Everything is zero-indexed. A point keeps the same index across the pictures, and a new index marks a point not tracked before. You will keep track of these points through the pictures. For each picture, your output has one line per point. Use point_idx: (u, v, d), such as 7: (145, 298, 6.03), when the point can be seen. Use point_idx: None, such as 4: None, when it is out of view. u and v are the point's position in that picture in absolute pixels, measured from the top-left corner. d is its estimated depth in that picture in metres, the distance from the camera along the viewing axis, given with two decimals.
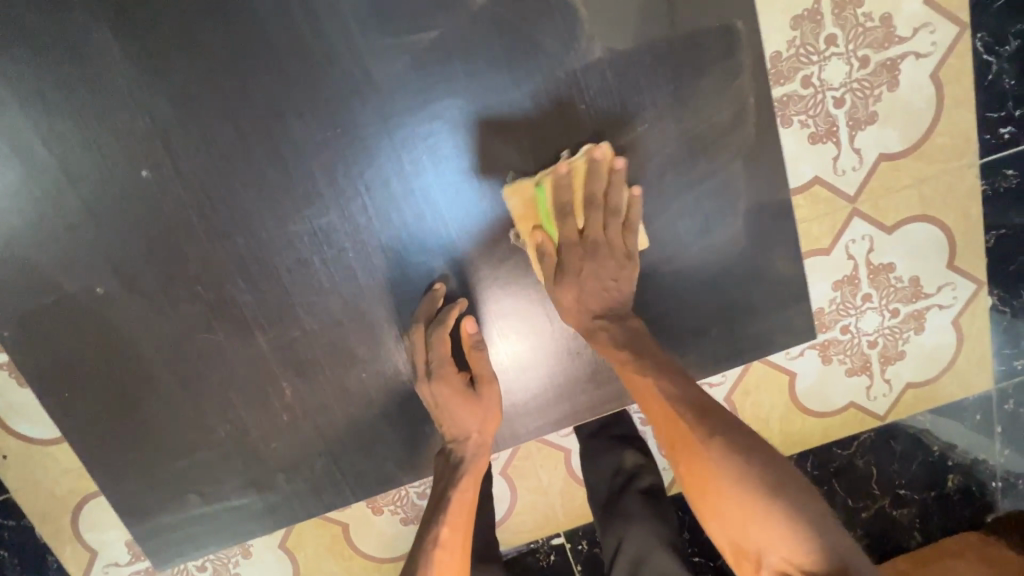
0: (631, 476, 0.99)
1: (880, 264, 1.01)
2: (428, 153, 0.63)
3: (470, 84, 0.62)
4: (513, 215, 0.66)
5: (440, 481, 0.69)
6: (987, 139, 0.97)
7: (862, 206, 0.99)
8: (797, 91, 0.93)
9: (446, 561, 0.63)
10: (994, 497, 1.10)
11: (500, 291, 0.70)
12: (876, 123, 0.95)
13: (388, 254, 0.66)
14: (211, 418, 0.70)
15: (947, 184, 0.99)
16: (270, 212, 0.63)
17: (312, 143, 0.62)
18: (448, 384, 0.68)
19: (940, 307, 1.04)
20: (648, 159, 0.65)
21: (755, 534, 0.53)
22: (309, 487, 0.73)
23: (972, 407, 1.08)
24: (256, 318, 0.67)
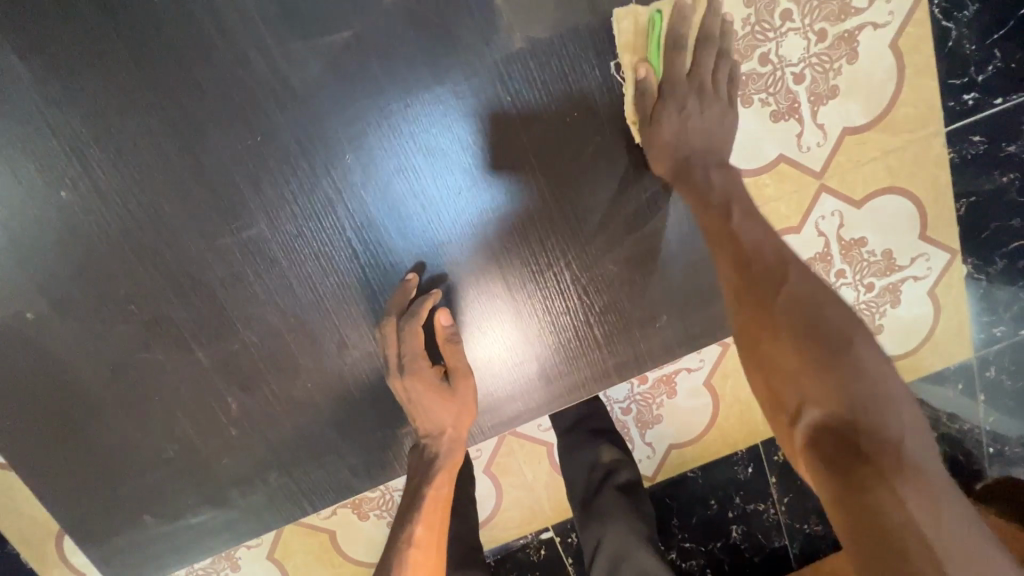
0: (608, 472, 0.97)
1: (851, 240, 1.00)
2: (360, 155, 0.62)
3: (389, 83, 0.60)
4: (619, 40, 0.62)
5: (415, 477, 0.73)
6: (952, 106, 0.96)
7: (830, 181, 0.97)
8: (756, 69, 0.91)
9: (420, 559, 0.68)
10: (982, 465, 1.11)
11: (459, 289, 0.69)
12: (839, 98, 0.94)
13: (321, 261, 0.65)
14: (158, 437, 0.69)
15: (911, 156, 0.97)
16: (197, 226, 0.63)
17: (231, 153, 0.61)
18: (421, 379, 0.69)
19: (914, 279, 1.03)
20: (582, 148, 0.65)
21: (801, 384, 0.51)
22: (265, 500, 0.73)
23: (955, 375, 1.08)
24: (196, 333, 0.66)
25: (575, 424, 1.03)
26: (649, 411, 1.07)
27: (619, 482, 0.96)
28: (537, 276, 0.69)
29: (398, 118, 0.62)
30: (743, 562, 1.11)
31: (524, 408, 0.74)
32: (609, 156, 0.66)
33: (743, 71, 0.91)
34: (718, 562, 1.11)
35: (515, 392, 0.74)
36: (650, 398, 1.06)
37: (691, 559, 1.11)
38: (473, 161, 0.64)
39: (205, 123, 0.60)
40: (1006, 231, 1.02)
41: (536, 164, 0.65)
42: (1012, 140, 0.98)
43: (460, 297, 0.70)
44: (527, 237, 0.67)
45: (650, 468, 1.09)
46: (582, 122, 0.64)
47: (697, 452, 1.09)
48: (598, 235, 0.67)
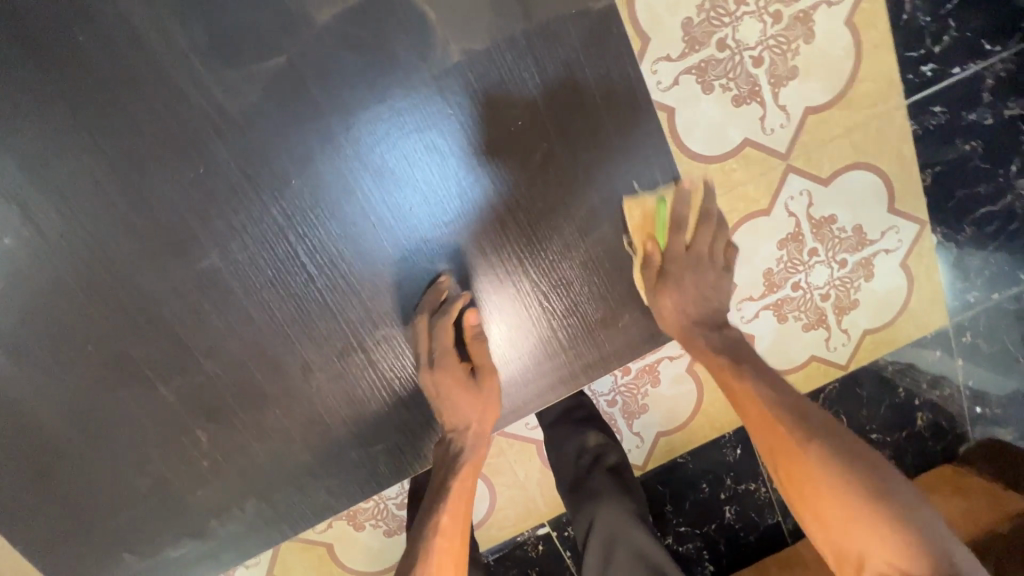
0: (597, 456, 0.98)
1: (821, 218, 1.01)
2: (305, 177, 0.62)
3: (330, 105, 0.60)
4: (634, 224, 0.69)
5: (440, 469, 0.71)
6: (911, 79, 0.96)
7: (796, 162, 0.98)
8: (714, 55, 0.92)
9: (446, 547, 0.66)
10: (964, 428, 1.12)
11: (476, 288, 0.69)
12: (797, 79, 0.94)
13: (278, 288, 0.64)
14: (129, 474, 0.69)
15: (872, 131, 0.98)
16: (147, 262, 0.62)
17: (176, 187, 0.60)
18: (450, 372, 0.70)
19: (886, 252, 1.04)
20: (534, 154, 0.65)
21: (856, 538, 0.57)
22: (244, 528, 0.73)
23: (933, 343, 1.09)
24: (158, 369, 0.66)
25: (561, 416, 1.02)
26: (634, 402, 1.08)
27: (610, 463, 0.98)
28: (528, 267, 0.69)
29: (338, 136, 0.61)
30: (739, 542, 1.12)
31: (540, 396, 0.75)
32: (563, 157, 0.65)
33: (700, 59, 0.91)
34: (715, 544, 1.12)
35: (529, 381, 0.74)
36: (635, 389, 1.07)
37: (687, 542, 1.12)
38: (431, 175, 0.64)
39: (148, 157, 0.59)
40: (972, 198, 1.03)
41: (486, 175, 0.65)
42: (971, 109, 0.99)
43: (481, 296, 0.70)
44: (493, 241, 0.67)
45: (640, 457, 1.11)
46: (533, 126, 0.64)
47: (685, 438, 1.10)
48: (555, 239, 0.68)
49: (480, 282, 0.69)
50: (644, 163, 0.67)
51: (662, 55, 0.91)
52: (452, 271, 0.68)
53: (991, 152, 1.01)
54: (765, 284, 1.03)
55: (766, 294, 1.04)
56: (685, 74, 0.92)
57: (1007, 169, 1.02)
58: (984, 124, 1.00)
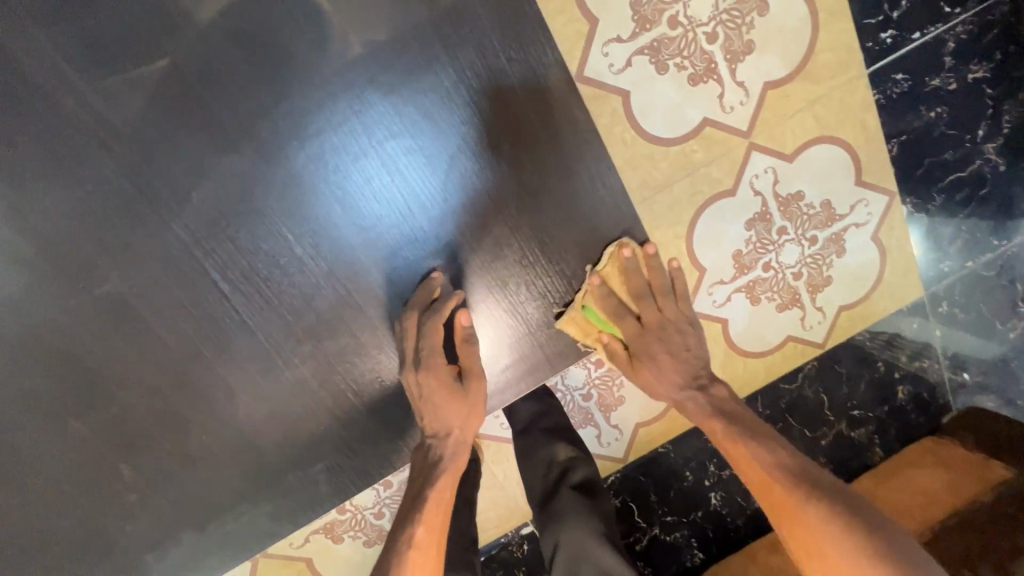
0: (564, 470, 0.94)
1: (787, 195, 0.97)
2: (207, 188, 0.57)
3: (227, 109, 0.55)
4: (576, 337, 0.72)
5: (418, 478, 0.67)
6: (871, 47, 0.93)
7: (758, 140, 0.94)
8: (666, 34, 0.87)
9: (419, 562, 0.61)
10: (946, 399, 1.10)
11: (457, 280, 0.66)
12: (754, 53, 0.90)
13: (190, 309, 0.60)
14: (48, 517, 0.64)
15: (833, 104, 0.94)
16: (47, 290, 0.58)
17: (65, 208, 0.56)
18: (436, 375, 0.65)
19: (857, 226, 1.01)
20: (464, 151, 0.61)
21: None
22: (183, 560, 0.69)
23: (908, 316, 1.07)
24: (70, 402, 0.61)
25: (530, 426, 0.98)
26: (610, 395, 1.04)
27: (576, 480, 0.94)
28: (491, 249, 0.65)
29: (238, 139, 0.56)
30: (727, 529, 1.07)
31: (520, 376, 0.72)
32: (490, 154, 0.62)
33: (652, 38, 0.86)
34: (703, 532, 1.07)
35: (514, 374, 0.72)
36: (609, 382, 1.02)
37: (674, 531, 1.07)
38: (356, 173, 0.60)
39: (32, 178, 0.55)
40: (940, 165, 0.99)
41: (407, 175, 0.61)
42: (935, 74, 0.95)
43: (469, 284, 0.67)
44: (424, 241, 0.64)
45: (619, 449, 1.07)
46: (459, 119, 0.60)
47: (664, 427, 1.06)
48: (489, 236, 0.65)
49: (472, 272, 0.66)
50: (581, 153, 0.64)
51: (612, 36, 0.86)
52: (407, 251, 0.64)
53: (957, 117, 0.98)
54: (734, 267, 1.00)
55: (737, 277, 1.01)
56: (638, 55, 0.88)
57: (974, 134, 0.99)
58: (948, 89, 0.96)
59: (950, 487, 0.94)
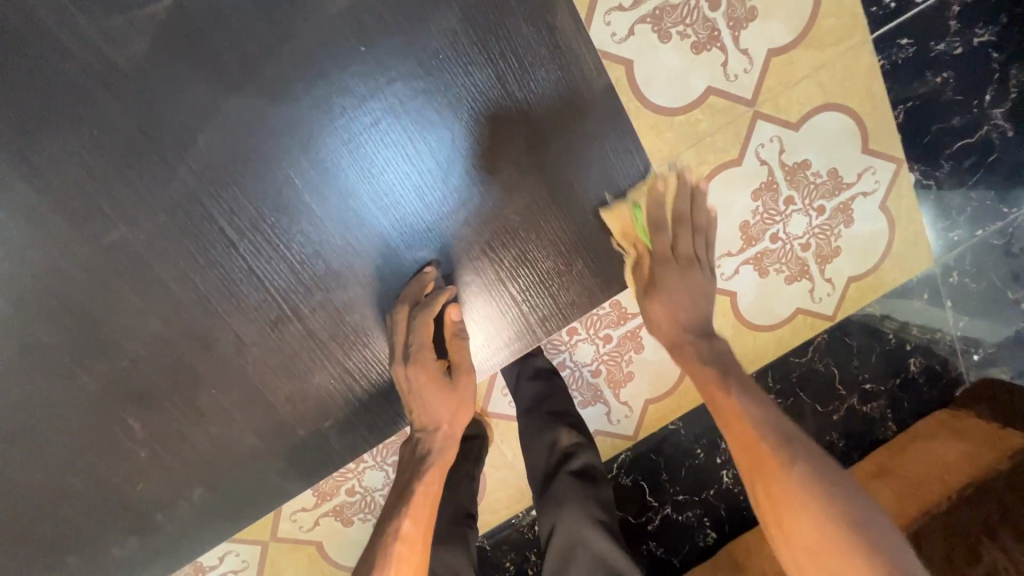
0: (566, 455, 0.86)
1: (794, 164, 0.96)
2: (211, 133, 0.57)
3: (232, 62, 0.55)
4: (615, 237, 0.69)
5: (407, 471, 0.70)
6: (875, 11, 0.92)
7: (763, 108, 0.93)
8: (668, 1, 0.87)
9: (405, 556, 0.64)
10: (958, 370, 1.08)
11: (451, 267, 0.67)
12: (757, 20, 0.90)
13: (197, 258, 0.60)
14: (62, 473, 0.64)
15: (840, 70, 0.93)
16: (52, 239, 0.57)
17: (72, 156, 0.55)
18: (424, 369, 0.67)
19: (865, 195, 1.00)
20: (469, 106, 0.61)
21: (831, 564, 0.52)
22: (193, 520, 0.68)
23: (919, 286, 1.05)
24: (79, 357, 0.61)
25: (534, 404, 0.91)
26: (619, 370, 1.01)
27: (576, 467, 0.85)
28: (496, 205, 0.65)
29: (242, 82, 0.56)
30: (740, 509, 1.05)
31: (520, 331, 0.71)
32: (496, 110, 0.61)
33: (655, 5, 0.86)
34: (715, 510, 1.05)
35: (512, 349, 0.73)
36: (618, 357, 0.99)
37: (686, 511, 1.05)
38: (361, 119, 0.59)
39: (38, 123, 0.54)
40: (947, 132, 0.98)
41: (414, 121, 0.60)
42: (940, 38, 0.94)
43: (462, 275, 0.68)
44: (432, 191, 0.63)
45: (630, 427, 1.04)
46: (463, 70, 0.59)
47: (675, 404, 1.03)
48: (497, 189, 0.64)
49: (469, 241, 0.66)
50: (586, 110, 0.63)
51: (614, 5, 0.86)
52: (414, 201, 0.63)
53: (963, 83, 0.96)
54: (742, 239, 0.99)
55: (745, 249, 1.00)
56: (640, 23, 0.87)
57: (981, 99, 0.97)
58: (953, 54, 0.95)
59: (968, 458, 0.87)
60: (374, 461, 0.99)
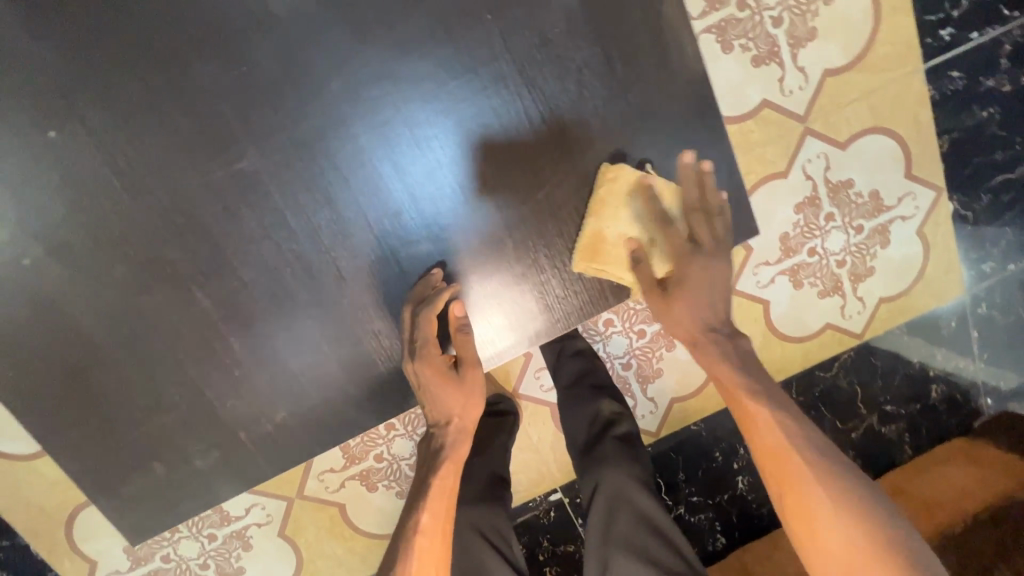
0: (608, 423, 0.89)
1: (838, 181, 1.00)
2: (344, 76, 0.62)
3: (366, 20, 0.61)
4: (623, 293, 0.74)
5: (424, 466, 0.75)
6: (929, 43, 0.97)
7: (814, 125, 0.98)
8: (734, 15, 0.93)
9: (426, 548, 0.69)
10: (978, 402, 1.09)
11: (462, 263, 0.71)
12: (817, 39, 0.96)
13: (314, 192, 0.65)
14: (163, 382, 0.69)
15: (892, 93, 0.98)
16: (189, 162, 0.63)
17: (219, 89, 0.62)
18: (430, 365, 0.70)
19: (903, 219, 1.03)
20: (570, 84, 0.66)
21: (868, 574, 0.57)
22: (273, 443, 0.73)
23: (947, 314, 1.07)
24: (195, 274, 0.66)
25: (575, 380, 0.94)
26: (649, 365, 1.04)
27: (618, 433, 0.88)
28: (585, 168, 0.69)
29: (377, 34, 0.62)
30: (751, 516, 1.07)
31: (552, 306, 0.74)
32: (594, 86, 0.66)
33: (721, 18, 0.93)
34: (727, 515, 1.07)
35: (541, 328, 0.75)
36: (650, 352, 1.03)
37: (699, 513, 1.07)
38: (475, 80, 0.65)
39: (194, 58, 0.61)
40: (989, 166, 1.02)
41: (521, 87, 0.65)
42: (989, 75, 0.99)
43: (483, 263, 0.71)
44: (529, 155, 0.68)
45: (653, 423, 1.07)
46: (571, 45, 0.65)
47: (699, 404, 1.06)
48: (587, 161, 0.69)
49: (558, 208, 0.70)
50: (676, 99, 0.68)
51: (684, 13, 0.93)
52: (511, 162, 0.68)
53: (1010, 118, 1.01)
54: (781, 250, 1.02)
55: (782, 260, 1.02)
56: (706, 33, 0.94)
57: None
58: (1002, 90, 1.00)
59: (981, 484, 0.92)
60: (404, 431, 1.02)
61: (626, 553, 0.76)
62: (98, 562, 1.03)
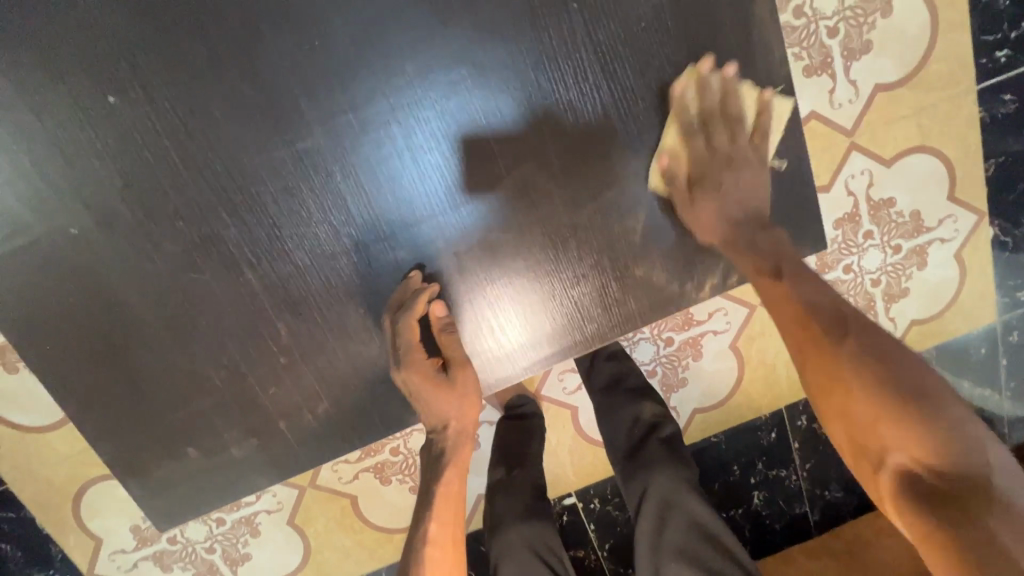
0: (653, 426, 0.86)
1: (879, 200, 0.96)
2: (420, 59, 0.60)
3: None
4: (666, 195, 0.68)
5: (426, 475, 0.71)
6: (983, 64, 0.92)
7: (860, 140, 0.94)
8: (789, 23, 0.89)
9: (438, 560, 0.65)
10: (1001, 430, 1.08)
11: (451, 278, 0.68)
12: (871, 53, 0.91)
13: (379, 177, 0.63)
14: (205, 364, 0.67)
15: (945, 112, 0.94)
16: (251, 138, 0.60)
17: (287, 62, 0.59)
18: (418, 371, 0.67)
19: (941, 241, 0.99)
20: (648, 78, 0.63)
21: (885, 433, 0.51)
22: (314, 433, 0.71)
23: (977, 340, 1.04)
24: (248, 254, 0.63)
25: (612, 384, 0.91)
26: (674, 374, 1.00)
27: (665, 435, 0.85)
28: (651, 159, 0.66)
29: (457, 16, 0.59)
30: (764, 531, 1.05)
31: (603, 310, 0.71)
32: (676, 82, 0.63)
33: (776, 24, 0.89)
34: (739, 529, 1.04)
35: (590, 331, 0.72)
36: (677, 360, 0.98)
37: None
38: (553, 70, 0.62)
39: (261, 28, 0.58)
40: None
41: (599, 77, 0.62)
42: None
43: (531, 263, 0.68)
44: (599, 151, 0.65)
45: None
46: (653, 38, 0.62)
47: (722, 416, 1.01)
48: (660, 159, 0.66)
49: (625, 207, 0.68)
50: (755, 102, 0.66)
51: None
52: (582, 158, 0.65)
53: None
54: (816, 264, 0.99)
55: (816, 275, 0.99)
56: None
57: None
58: None
59: None
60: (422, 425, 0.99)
61: (680, 561, 0.76)
62: (104, 543, 0.99)
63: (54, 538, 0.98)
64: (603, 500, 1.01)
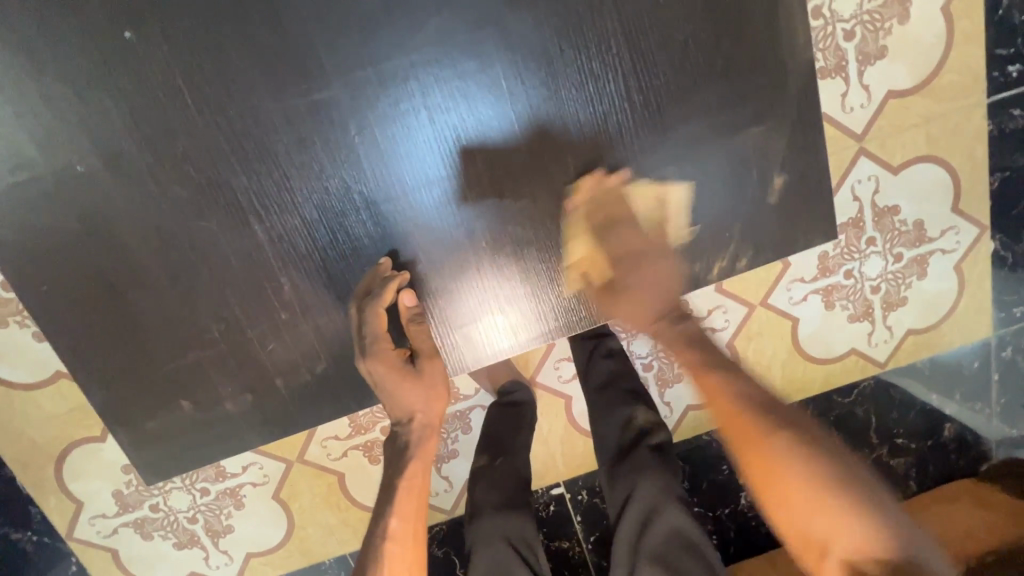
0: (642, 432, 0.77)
1: (884, 207, 0.93)
2: (445, 16, 0.59)
3: None
4: None
5: (389, 468, 0.66)
6: (996, 77, 0.90)
7: (869, 144, 0.91)
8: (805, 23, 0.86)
9: (399, 555, 0.61)
10: (988, 445, 1.06)
11: (457, 251, 0.68)
12: (887, 58, 0.88)
13: (396, 134, 0.62)
14: (205, 315, 0.65)
15: (951, 122, 0.91)
16: (268, 85, 0.59)
17: (307, 10, 0.58)
18: (383, 361, 0.65)
19: (943, 252, 0.96)
20: (665, 59, 0.63)
21: (820, 523, 0.49)
22: (311, 393, 0.70)
23: (970, 355, 1.02)
24: (255, 204, 0.62)
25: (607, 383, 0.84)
26: (671, 370, 0.95)
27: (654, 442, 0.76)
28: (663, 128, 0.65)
29: None
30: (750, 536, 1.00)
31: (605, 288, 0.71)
32: (695, 63, 0.63)
33: None
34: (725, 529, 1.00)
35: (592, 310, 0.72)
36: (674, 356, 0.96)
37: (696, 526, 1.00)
38: (576, 37, 0.61)
39: None
40: None
41: (622, 47, 0.62)
42: None
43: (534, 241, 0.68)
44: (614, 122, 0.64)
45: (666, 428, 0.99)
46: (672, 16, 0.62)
47: None
48: (669, 140, 0.66)
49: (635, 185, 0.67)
50: (773, 90, 0.65)
51: None
52: (599, 129, 0.65)
53: None
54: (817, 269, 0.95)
55: (817, 279, 0.95)
56: None
57: None
58: None
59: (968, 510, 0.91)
60: None
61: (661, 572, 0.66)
62: (82, 507, 0.93)
63: (31, 498, 0.92)
64: (592, 492, 0.99)
